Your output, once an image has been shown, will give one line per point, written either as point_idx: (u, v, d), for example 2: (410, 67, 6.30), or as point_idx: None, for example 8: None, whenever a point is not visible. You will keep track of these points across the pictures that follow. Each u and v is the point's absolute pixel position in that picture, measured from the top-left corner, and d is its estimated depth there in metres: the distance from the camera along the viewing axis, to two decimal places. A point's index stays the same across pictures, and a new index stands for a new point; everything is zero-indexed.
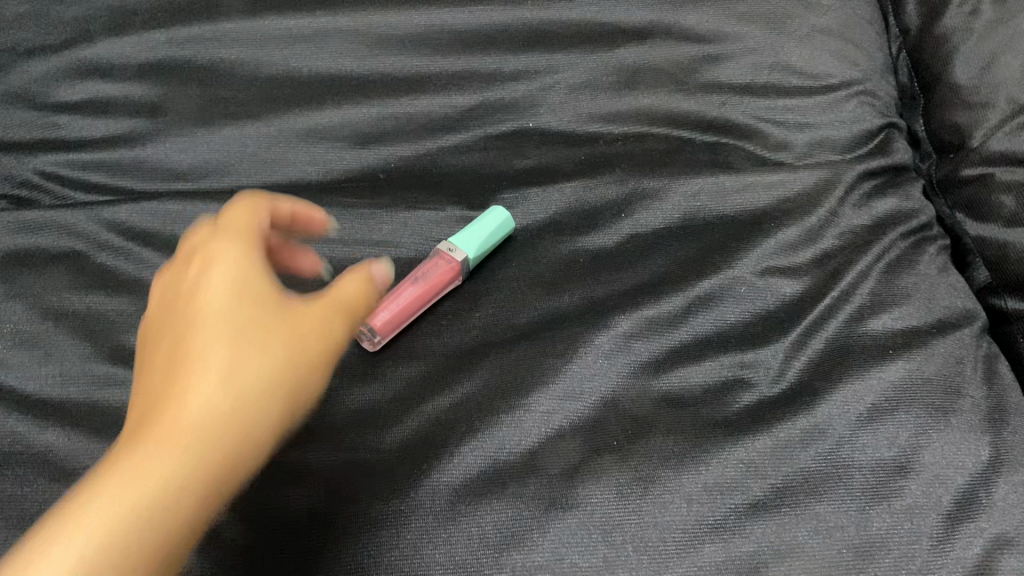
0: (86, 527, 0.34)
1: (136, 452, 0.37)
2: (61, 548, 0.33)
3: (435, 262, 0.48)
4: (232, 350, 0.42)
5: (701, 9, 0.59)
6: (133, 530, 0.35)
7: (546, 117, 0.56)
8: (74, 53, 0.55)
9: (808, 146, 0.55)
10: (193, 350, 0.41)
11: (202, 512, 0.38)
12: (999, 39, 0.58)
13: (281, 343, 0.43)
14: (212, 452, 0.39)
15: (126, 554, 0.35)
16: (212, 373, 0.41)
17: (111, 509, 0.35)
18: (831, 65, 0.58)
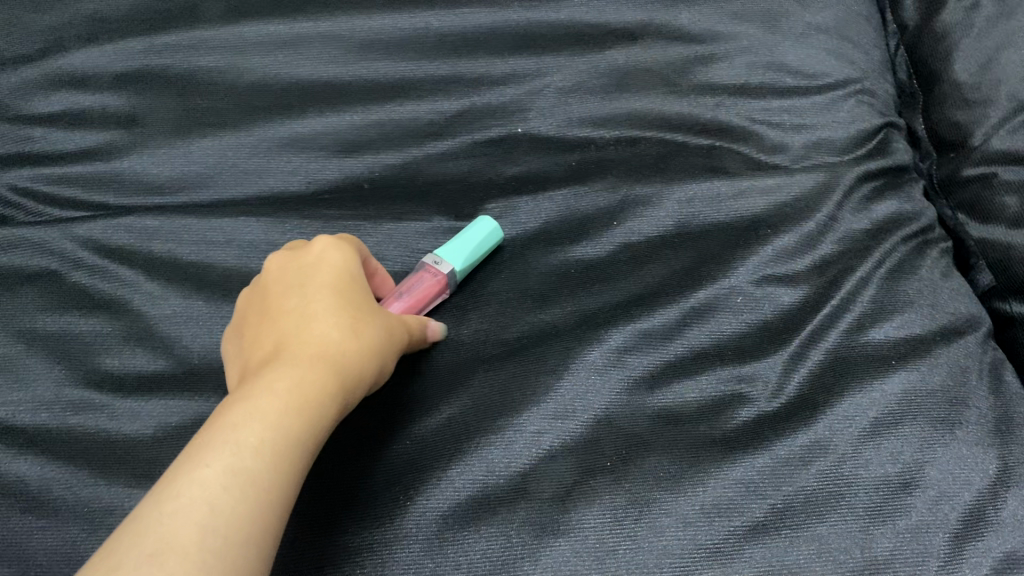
0: (241, 458, 0.30)
1: (292, 377, 0.35)
2: (265, 472, 0.31)
3: (419, 279, 0.46)
4: (355, 318, 0.39)
5: (693, 10, 0.57)
6: (293, 464, 0.32)
7: (534, 122, 0.54)
8: (49, 63, 0.54)
9: (804, 148, 0.54)
10: (346, 319, 0.39)
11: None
12: (1000, 35, 0.57)
13: (392, 330, 0.41)
14: (346, 402, 0.37)
15: (296, 461, 0.32)
16: (340, 334, 0.38)
17: (286, 434, 0.32)
18: (828, 64, 0.56)
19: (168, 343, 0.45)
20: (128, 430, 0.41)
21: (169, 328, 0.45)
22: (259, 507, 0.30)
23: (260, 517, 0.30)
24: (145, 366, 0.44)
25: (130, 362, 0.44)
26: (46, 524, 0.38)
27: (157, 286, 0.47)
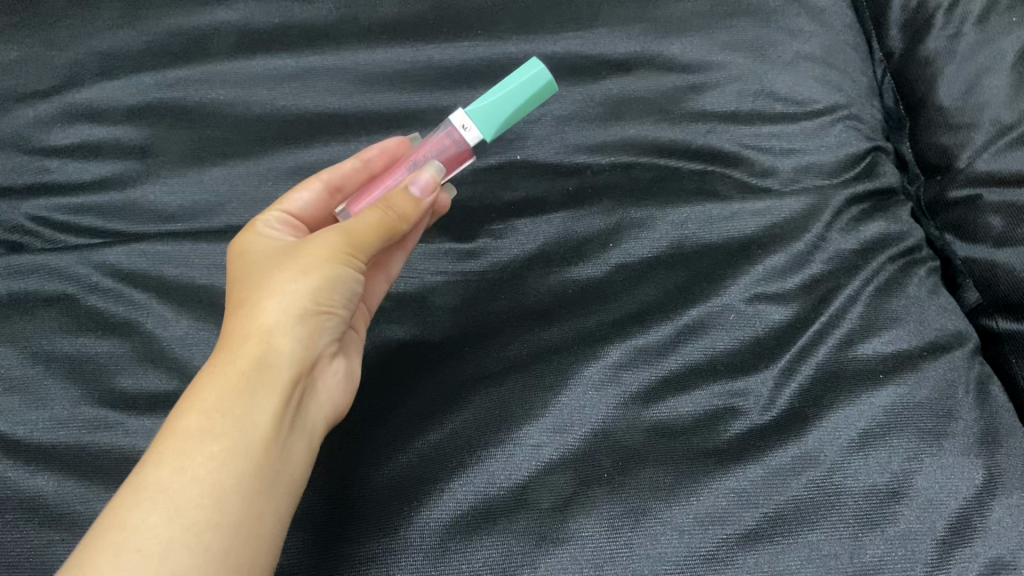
0: (153, 476, 0.34)
1: (203, 378, 0.38)
2: (173, 478, 0.34)
3: (438, 143, 0.48)
4: (267, 290, 0.41)
5: (685, 40, 0.60)
6: (209, 452, 0.35)
7: (532, 150, 0.56)
8: (65, 97, 0.56)
9: (794, 171, 0.56)
10: (252, 295, 0.41)
11: (275, 426, 0.38)
12: (983, 61, 0.59)
13: (299, 265, 0.42)
14: (264, 361, 0.39)
15: (208, 447, 0.35)
16: (253, 315, 0.40)
17: (188, 432, 0.36)
18: (816, 91, 0.58)
19: (180, 364, 0.46)
20: (142, 448, 0.43)
21: (182, 349, 0.47)
22: (175, 511, 0.33)
23: (181, 517, 0.33)
24: (158, 386, 0.45)
25: (143, 382, 0.45)
26: (63, 537, 0.39)
27: (170, 309, 0.48)
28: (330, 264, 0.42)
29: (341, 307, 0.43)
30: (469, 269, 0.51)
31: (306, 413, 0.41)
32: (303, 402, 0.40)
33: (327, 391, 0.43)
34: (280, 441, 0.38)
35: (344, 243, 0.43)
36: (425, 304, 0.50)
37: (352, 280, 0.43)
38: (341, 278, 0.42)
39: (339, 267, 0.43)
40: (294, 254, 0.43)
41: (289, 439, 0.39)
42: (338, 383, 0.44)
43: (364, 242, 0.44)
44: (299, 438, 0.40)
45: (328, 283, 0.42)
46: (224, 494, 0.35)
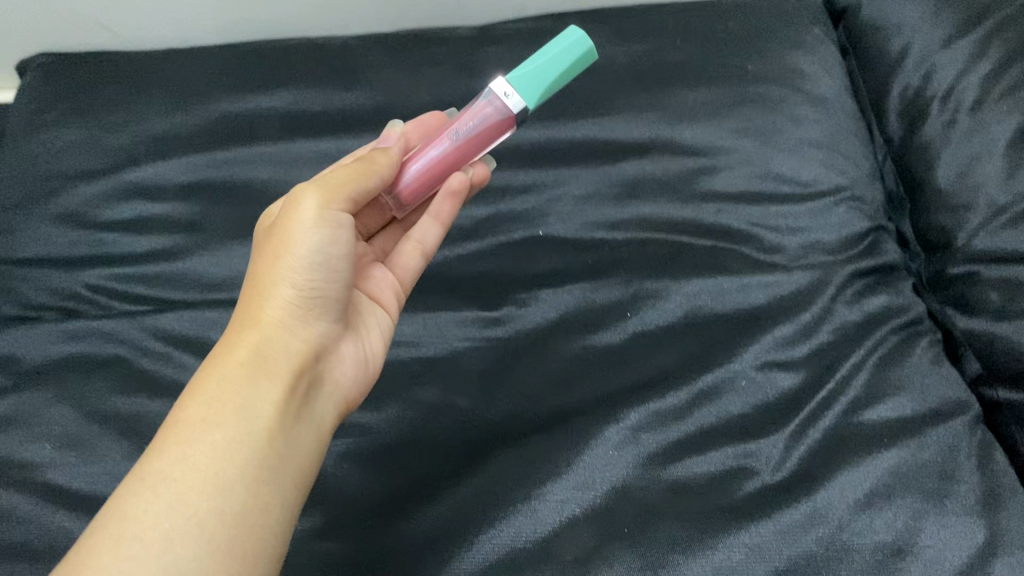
0: (157, 467, 0.37)
1: (207, 370, 0.40)
2: (176, 467, 0.37)
3: (480, 112, 0.50)
4: (262, 274, 0.44)
5: (695, 127, 0.65)
6: (210, 441, 0.38)
7: (554, 226, 0.60)
8: (121, 177, 0.62)
9: (801, 248, 0.59)
10: (251, 288, 0.44)
11: (277, 412, 0.40)
12: (977, 147, 0.63)
13: (286, 241, 0.44)
14: (261, 351, 0.41)
15: (209, 436, 0.38)
16: (251, 305, 0.43)
17: (190, 421, 0.38)
18: (820, 173, 0.62)
19: None
20: None
21: None
22: (177, 498, 0.36)
23: (183, 505, 0.36)
24: None
25: None
26: None
27: None
28: (308, 227, 0.44)
29: (334, 282, 0.45)
30: (494, 336, 0.54)
31: (312, 400, 0.43)
32: (306, 391, 0.43)
33: (338, 379, 0.46)
34: (285, 427, 0.40)
35: (322, 198, 0.44)
36: (453, 369, 0.52)
37: (335, 244, 0.44)
38: (319, 243, 0.44)
39: (318, 227, 0.44)
40: (281, 226, 0.45)
41: (293, 425, 0.41)
42: (351, 365, 0.47)
43: (338, 188, 0.45)
44: (307, 427, 0.42)
45: (313, 253, 0.44)
46: (225, 483, 0.37)
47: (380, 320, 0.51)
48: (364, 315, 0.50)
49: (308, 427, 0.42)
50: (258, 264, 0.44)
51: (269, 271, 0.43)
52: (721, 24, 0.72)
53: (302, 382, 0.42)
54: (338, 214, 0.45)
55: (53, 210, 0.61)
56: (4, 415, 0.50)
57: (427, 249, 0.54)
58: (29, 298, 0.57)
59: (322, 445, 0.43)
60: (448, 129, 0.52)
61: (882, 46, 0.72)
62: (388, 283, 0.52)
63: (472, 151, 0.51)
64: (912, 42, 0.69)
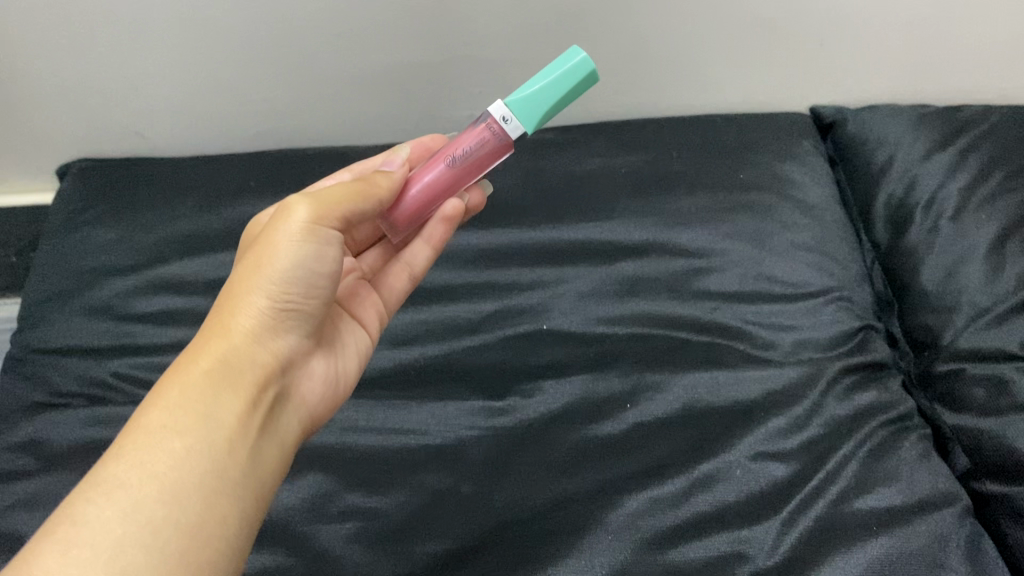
0: (112, 473, 0.37)
1: (171, 379, 0.41)
2: (133, 473, 0.37)
3: (477, 135, 0.51)
4: (239, 284, 0.44)
5: (691, 231, 0.69)
6: (170, 449, 0.38)
7: (557, 320, 0.63)
8: (151, 272, 0.67)
9: (793, 344, 0.62)
10: (223, 299, 0.45)
11: (240, 425, 0.41)
12: (958, 252, 0.66)
13: (269, 252, 0.44)
14: (228, 364, 0.42)
15: (169, 443, 0.38)
16: (223, 316, 0.44)
17: (151, 427, 0.39)
18: (810, 275, 0.66)
19: None
20: None
21: None
22: (133, 506, 0.36)
23: (139, 512, 0.36)
24: None
25: None
26: None
27: None
28: (294, 240, 0.44)
29: (310, 299, 0.46)
30: (500, 424, 0.57)
31: (275, 415, 0.44)
32: (270, 406, 0.44)
33: (302, 397, 0.48)
34: (248, 439, 0.41)
35: (314, 213, 0.45)
36: (459, 455, 0.55)
37: (317, 259, 0.45)
38: (301, 258, 0.44)
39: (304, 242, 0.45)
40: (266, 235, 0.45)
41: (256, 438, 0.42)
42: (317, 385, 0.49)
43: (330, 206, 0.46)
44: (267, 442, 0.43)
45: (294, 267, 0.44)
46: (185, 492, 0.37)
47: (359, 340, 0.55)
48: (342, 335, 0.53)
49: (269, 442, 0.43)
50: (234, 274, 0.45)
51: (246, 282, 0.44)
52: (714, 138, 0.77)
53: (265, 396, 0.43)
54: (326, 232, 0.46)
55: (87, 302, 0.66)
56: (29, 496, 0.54)
57: (415, 272, 0.58)
58: (58, 385, 0.61)
59: (283, 460, 0.44)
60: (442, 153, 0.53)
61: (866, 157, 0.76)
62: (373, 303, 0.57)
63: (467, 174, 0.53)
64: (894, 154, 0.75)
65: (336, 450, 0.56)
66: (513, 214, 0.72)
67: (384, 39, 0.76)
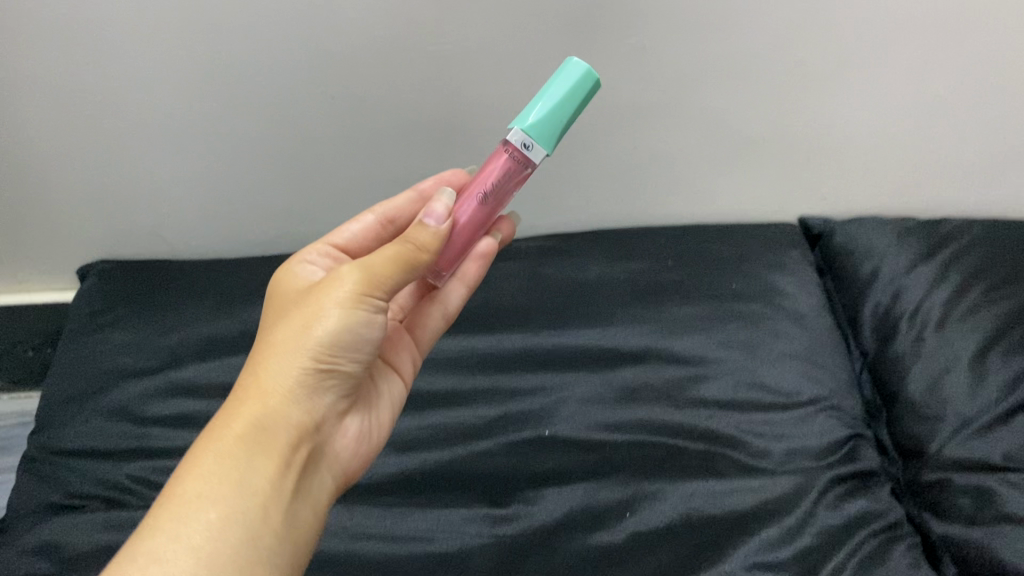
0: (149, 546, 0.38)
1: (206, 445, 0.42)
2: (168, 547, 0.38)
3: (500, 169, 0.52)
4: (279, 349, 0.46)
5: (687, 340, 0.72)
6: (206, 519, 0.39)
7: (559, 426, 0.66)
8: (168, 375, 0.70)
9: (786, 453, 0.64)
10: (259, 359, 0.46)
11: (273, 491, 0.42)
12: (943, 362, 0.69)
13: (313, 319, 0.46)
14: (264, 429, 0.43)
15: (205, 514, 0.39)
16: (257, 379, 0.45)
17: (187, 497, 0.40)
18: (800, 384, 0.69)
19: None
20: None
21: None
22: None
23: None
24: None
25: None
26: None
27: None
28: (342, 308, 0.46)
29: (355, 361, 0.48)
30: (504, 532, 0.59)
31: (308, 476, 0.46)
32: (303, 469, 0.45)
33: (337, 454, 0.49)
34: (282, 505, 0.42)
35: (362, 284, 0.46)
36: (466, 563, 0.57)
37: (367, 326, 0.47)
38: (353, 327, 0.46)
39: (352, 310, 0.46)
40: (312, 301, 0.47)
41: (289, 503, 0.43)
42: (351, 441, 0.51)
43: (380, 276, 0.47)
44: (301, 504, 0.44)
45: (339, 334, 0.46)
46: (220, 566, 0.38)
47: (393, 391, 0.57)
48: (376, 384, 0.55)
49: (302, 505, 0.44)
50: (273, 335, 0.47)
51: (286, 346, 0.45)
52: (709, 249, 0.81)
53: (299, 457, 0.45)
54: (376, 299, 0.47)
55: (106, 404, 0.68)
56: None
57: (448, 311, 0.60)
58: (74, 487, 0.63)
59: (315, 521, 0.45)
60: (468, 191, 0.53)
61: (853, 268, 0.80)
62: (408, 349, 0.58)
63: (498, 205, 0.54)
64: (880, 265, 0.78)
65: (346, 555, 0.58)
66: (516, 322, 0.76)
67: (394, 152, 0.81)
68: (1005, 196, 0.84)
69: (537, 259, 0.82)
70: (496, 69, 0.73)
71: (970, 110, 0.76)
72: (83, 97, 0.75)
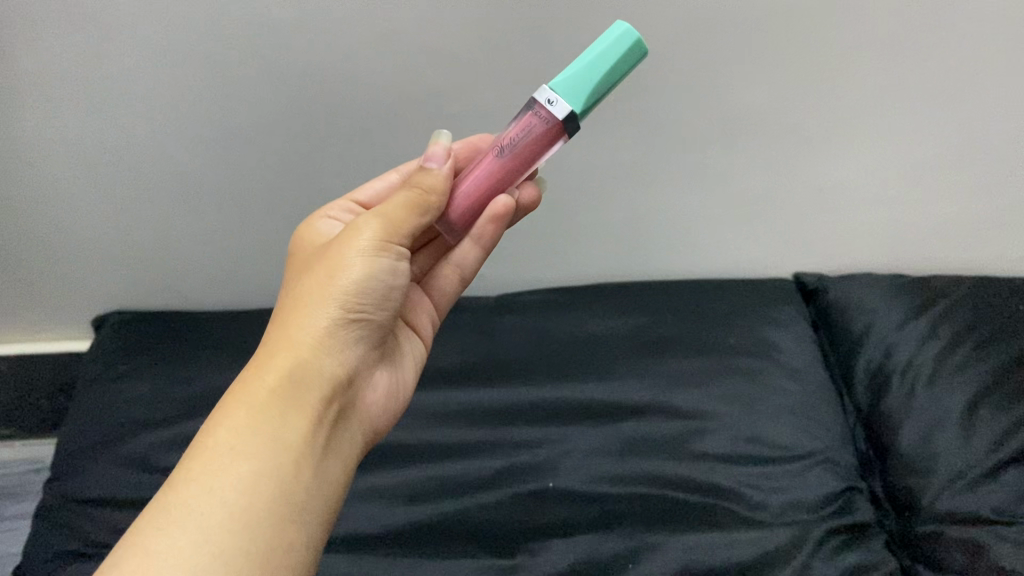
0: (181, 501, 0.38)
1: (237, 396, 0.43)
2: (203, 501, 0.38)
3: (525, 123, 0.50)
4: (307, 299, 0.47)
5: (687, 394, 0.75)
6: (238, 474, 0.40)
7: (563, 478, 0.68)
8: (183, 426, 0.72)
9: (783, 505, 0.66)
10: (289, 312, 0.47)
11: (305, 443, 0.43)
12: (934, 417, 0.71)
13: (337, 268, 0.47)
14: (294, 379, 0.44)
15: (237, 468, 0.40)
16: (287, 330, 0.46)
17: (218, 453, 0.40)
18: (797, 438, 0.71)
19: None
20: None
21: None
22: (202, 535, 0.37)
23: (210, 540, 0.37)
24: None
25: None
26: None
27: None
28: (364, 256, 0.47)
29: (381, 311, 0.49)
30: None
31: (337, 430, 0.47)
32: (333, 421, 0.46)
33: (366, 407, 0.51)
34: (313, 457, 0.43)
35: (382, 232, 0.48)
36: None
37: (388, 274, 0.48)
38: (376, 275, 0.47)
39: (375, 256, 0.47)
40: (334, 250, 0.48)
41: (320, 455, 0.44)
42: (379, 396, 0.52)
43: (398, 223, 0.48)
44: (331, 458, 0.45)
45: (361, 280, 0.47)
46: (253, 520, 0.39)
47: (415, 351, 0.58)
48: (397, 348, 0.56)
49: (333, 457, 0.45)
50: (300, 284, 0.48)
51: (314, 297, 0.47)
52: (707, 305, 0.84)
53: (330, 408, 0.46)
54: (395, 248, 0.49)
55: (122, 453, 0.70)
56: None
57: (464, 273, 0.59)
58: (91, 535, 0.65)
59: (346, 473, 0.46)
60: (492, 146, 0.52)
61: (847, 323, 0.83)
62: (426, 313, 0.59)
63: (518, 164, 0.51)
64: (873, 321, 0.81)
65: None
66: (521, 375, 0.78)
67: None
68: (993, 255, 0.87)
69: (541, 313, 0.85)
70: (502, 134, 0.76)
71: (956, 174, 0.79)
72: (107, 155, 0.79)
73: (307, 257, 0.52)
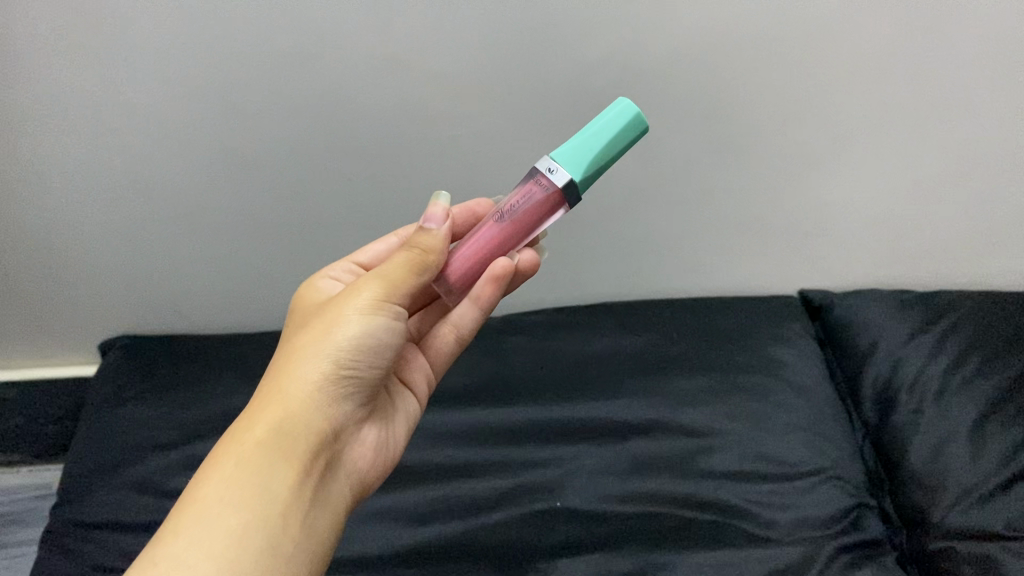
0: (170, 556, 0.38)
1: (227, 449, 0.43)
2: (188, 555, 0.38)
3: (528, 191, 0.51)
4: (300, 354, 0.47)
5: (694, 413, 0.74)
6: (227, 528, 0.39)
7: (571, 498, 0.68)
8: (189, 450, 0.72)
9: (792, 523, 0.65)
10: (282, 368, 0.47)
11: (292, 496, 0.42)
12: (942, 433, 0.71)
13: (334, 327, 0.47)
14: (283, 435, 0.44)
15: (226, 520, 0.40)
16: (277, 384, 0.46)
17: (208, 506, 0.40)
18: (805, 456, 0.70)
19: None
20: None
21: None
22: None
23: None
24: None
25: None
26: None
27: None
28: (362, 314, 0.47)
29: (374, 368, 0.48)
30: None
31: (327, 485, 0.46)
32: (321, 474, 0.46)
33: (355, 463, 0.50)
34: (302, 508, 0.43)
35: (380, 291, 0.48)
36: None
37: (385, 333, 0.48)
38: (373, 331, 0.47)
39: (372, 314, 0.47)
40: (332, 308, 0.48)
41: (308, 508, 0.43)
42: (368, 452, 0.51)
43: (397, 280, 0.48)
44: (320, 511, 0.45)
45: (358, 339, 0.47)
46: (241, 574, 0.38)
47: (408, 409, 0.57)
48: (391, 405, 0.56)
49: (320, 509, 0.45)
50: (297, 340, 0.48)
51: (309, 353, 0.46)
52: (712, 324, 0.84)
53: (317, 463, 0.45)
54: (394, 307, 0.48)
55: (129, 476, 0.70)
56: None
57: (463, 334, 0.58)
58: (101, 560, 0.64)
59: (332, 528, 0.45)
60: (493, 212, 0.52)
61: (853, 340, 0.83)
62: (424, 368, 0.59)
63: (520, 232, 0.51)
64: (878, 339, 0.81)
65: None
66: (527, 395, 0.78)
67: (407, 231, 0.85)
68: (997, 270, 0.87)
69: (546, 333, 0.85)
70: (505, 156, 0.77)
71: (953, 193, 0.80)
72: (111, 184, 0.80)
73: (307, 313, 0.52)
